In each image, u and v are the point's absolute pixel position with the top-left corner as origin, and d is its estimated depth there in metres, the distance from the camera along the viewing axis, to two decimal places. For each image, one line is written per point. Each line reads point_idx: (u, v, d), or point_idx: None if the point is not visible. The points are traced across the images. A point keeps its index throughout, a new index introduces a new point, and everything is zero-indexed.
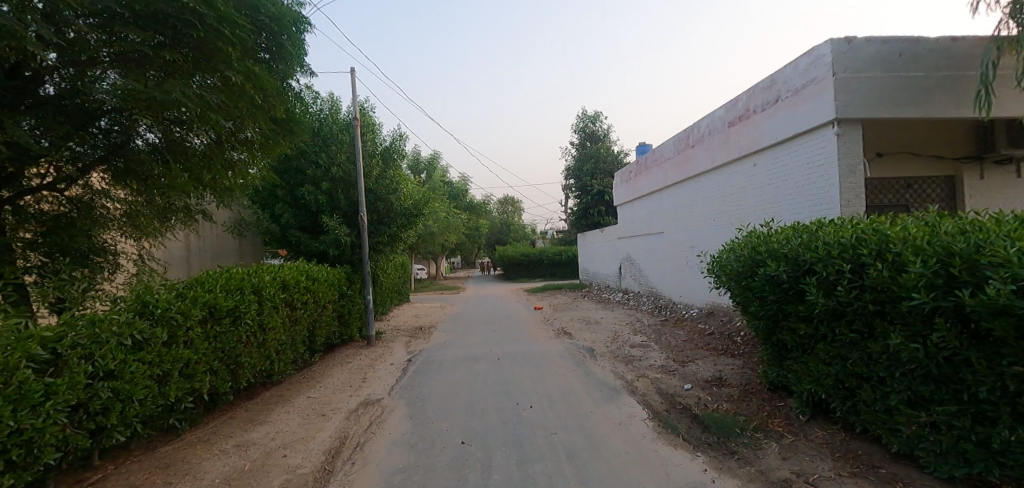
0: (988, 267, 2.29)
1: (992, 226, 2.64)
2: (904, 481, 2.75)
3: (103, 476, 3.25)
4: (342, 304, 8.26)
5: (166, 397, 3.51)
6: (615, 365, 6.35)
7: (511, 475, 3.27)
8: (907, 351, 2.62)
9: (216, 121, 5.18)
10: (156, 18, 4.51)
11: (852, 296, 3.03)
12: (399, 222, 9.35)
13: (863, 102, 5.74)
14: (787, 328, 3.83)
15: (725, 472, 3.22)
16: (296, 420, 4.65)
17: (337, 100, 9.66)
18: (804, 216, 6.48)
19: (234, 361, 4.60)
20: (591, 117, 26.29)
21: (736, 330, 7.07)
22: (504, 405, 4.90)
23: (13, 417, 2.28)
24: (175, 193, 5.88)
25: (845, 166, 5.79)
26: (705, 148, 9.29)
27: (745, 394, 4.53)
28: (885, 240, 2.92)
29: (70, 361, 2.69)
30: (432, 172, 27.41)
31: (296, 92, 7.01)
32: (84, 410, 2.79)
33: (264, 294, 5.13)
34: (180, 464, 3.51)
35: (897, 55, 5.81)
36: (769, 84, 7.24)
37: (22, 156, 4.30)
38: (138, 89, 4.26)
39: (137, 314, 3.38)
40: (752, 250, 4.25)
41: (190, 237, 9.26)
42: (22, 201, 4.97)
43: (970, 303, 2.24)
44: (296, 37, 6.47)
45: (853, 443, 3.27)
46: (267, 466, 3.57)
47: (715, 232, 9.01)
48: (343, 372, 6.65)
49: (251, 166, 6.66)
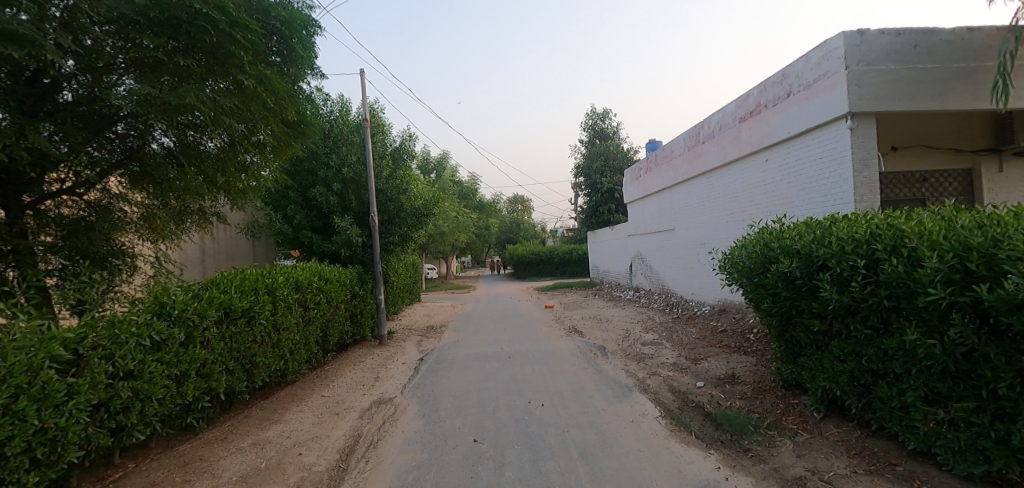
0: (1007, 261, 2.25)
1: (1010, 220, 2.60)
2: (921, 479, 2.72)
3: (125, 473, 3.33)
4: (354, 304, 8.36)
5: (183, 396, 3.58)
6: (626, 362, 6.35)
7: (523, 473, 3.30)
8: (924, 347, 2.58)
9: (229, 124, 5.26)
10: (171, 25, 4.60)
11: (867, 293, 2.99)
12: (409, 221, 9.43)
13: (877, 95, 5.66)
14: (800, 325, 3.81)
15: (739, 470, 3.21)
16: (310, 418, 4.73)
17: (347, 102, 9.77)
18: (816, 212, 6.41)
19: (250, 361, 4.67)
20: (599, 115, 26.18)
21: (749, 327, 7.01)
22: (516, 403, 4.92)
23: (37, 416, 2.35)
24: (190, 196, 5.99)
25: (859, 160, 5.72)
26: (716, 144, 9.22)
27: (759, 392, 4.50)
28: (900, 235, 2.88)
29: (91, 361, 2.76)
30: (441, 172, 27.66)
31: (308, 94, 7.11)
32: (105, 409, 2.87)
33: (278, 295, 5.20)
34: (198, 462, 3.58)
35: (912, 46, 5.71)
36: (780, 78, 7.16)
37: (43, 162, 4.43)
38: (152, 94, 4.34)
39: (155, 315, 3.47)
40: (764, 247, 4.20)
41: (205, 239, 9.45)
42: (43, 205, 5.14)
43: (989, 299, 2.22)
44: (307, 40, 6.54)
45: (869, 441, 3.23)
46: (282, 464, 3.62)
47: (726, 229, 8.95)
48: (356, 371, 6.71)
49: (264, 168, 6.73)
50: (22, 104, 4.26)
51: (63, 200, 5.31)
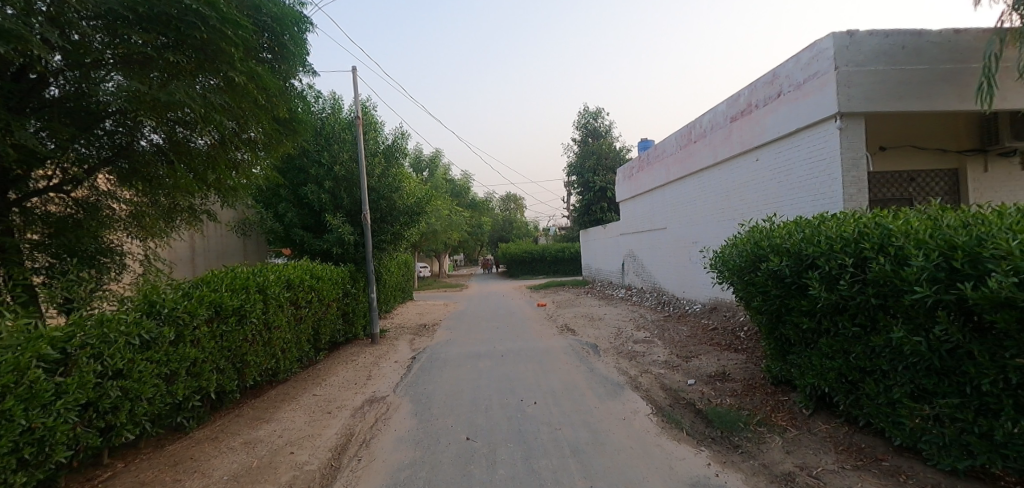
0: (991, 260, 2.29)
1: (995, 219, 2.63)
2: (907, 474, 2.76)
3: (113, 474, 3.29)
4: (347, 303, 8.33)
5: (174, 396, 3.56)
6: (618, 360, 6.38)
7: (515, 470, 3.32)
8: (910, 344, 2.62)
9: (219, 122, 5.22)
10: (160, 21, 4.55)
11: (855, 290, 3.03)
12: (402, 220, 9.36)
13: (866, 96, 5.72)
14: (790, 323, 3.85)
15: (730, 466, 3.24)
16: (302, 418, 4.70)
17: (339, 99, 9.73)
18: (807, 211, 6.47)
19: (241, 360, 4.64)
20: (592, 114, 26.37)
21: (739, 325, 7.08)
22: (508, 402, 4.93)
23: (24, 416, 2.32)
24: (180, 193, 5.94)
25: (848, 160, 5.78)
26: (708, 144, 9.27)
27: (749, 389, 4.55)
28: (887, 234, 2.92)
29: (80, 361, 2.72)
30: (434, 170, 27.59)
31: (298, 92, 7.05)
32: (94, 409, 2.83)
33: (269, 293, 5.18)
34: (188, 462, 3.55)
35: (901, 48, 5.77)
36: (771, 78, 7.20)
37: (29, 159, 4.35)
38: (142, 90, 4.29)
39: (145, 313, 3.43)
40: (753, 246, 4.25)
41: (195, 237, 9.37)
42: (30, 203, 5.06)
43: (972, 297, 2.26)
44: (298, 36, 6.49)
45: (856, 436, 3.28)
46: (274, 463, 3.60)
47: (718, 228, 9.01)
48: (348, 370, 6.69)
49: (255, 166, 6.69)
50: (7, 100, 4.22)
51: (50, 197, 5.23)
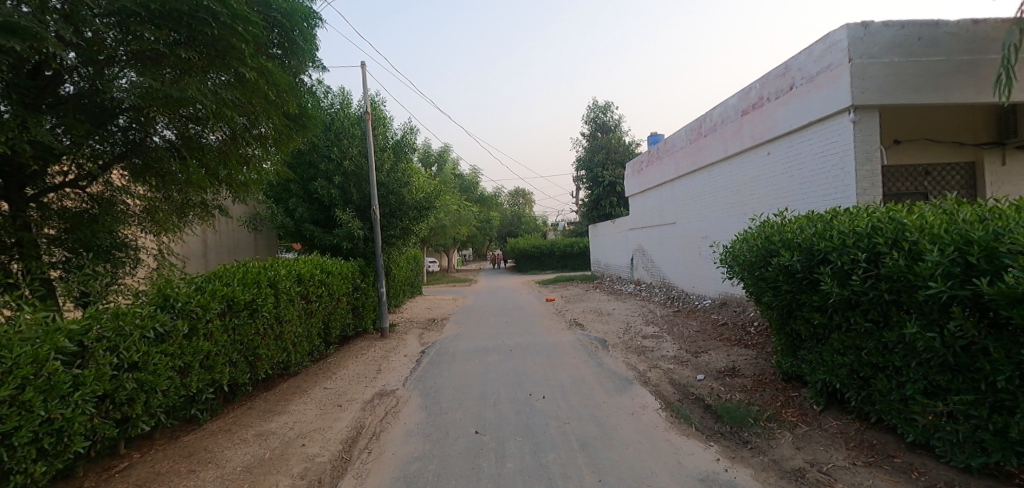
0: (1007, 254, 2.25)
1: (1012, 214, 2.59)
2: (919, 471, 2.74)
3: (130, 464, 3.37)
4: (356, 297, 8.42)
5: (188, 388, 3.61)
6: (627, 355, 6.38)
7: (524, 464, 3.34)
8: (924, 340, 2.59)
9: (230, 118, 5.27)
10: (171, 17, 4.60)
11: (868, 286, 3.00)
12: (410, 214, 9.45)
13: (880, 88, 5.63)
14: (801, 318, 3.83)
15: (738, 462, 3.24)
16: (313, 410, 4.76)
17: (348, 94, 9.78)
18: (819, 206, 6.41)
19: (253, 353, 4.71)
20: (601, 107, 26.27)
21: (750, 320, 7.02)
22: (517, 396, 4.95)
23: (44, 407, 2.38)
24: (192, 189, 6.00)
25: (861, 154, 5.70)
26: (718, 138, 9.20)
27: (759, 384, 4.53)
28: (902, 229, 2.88)
29: (97, 353, 2.78)
30: (442, 165, 27.68)
31: (308, 87, 7.09)
32: (110, 400, 2.90)
33: (280, 287, 5.24)
34: (202, 453, 3.62)
35: (916, 39, 5.66)
36: (783, 71, 7.11)
37: (46, 155, 4.43)
38: (155, 87, 4.35)
39: (159, 307, 3.49)
40: (765, 240, 4.21)
41: (207, 232, 9.48)
42: (46, 198, 5.17)
43: (988, 293, 2.23)
44: (308, 31, 6.50)
45: (868, 433, 3.25)
46: (286, 455, 3.66)
47: (727, 222, 8.95)
48: (359, 364, 6.76)
49: (265, 161, 6.77)
50: (24, 96, 4.27)
51: (66, 192, 5.32)
